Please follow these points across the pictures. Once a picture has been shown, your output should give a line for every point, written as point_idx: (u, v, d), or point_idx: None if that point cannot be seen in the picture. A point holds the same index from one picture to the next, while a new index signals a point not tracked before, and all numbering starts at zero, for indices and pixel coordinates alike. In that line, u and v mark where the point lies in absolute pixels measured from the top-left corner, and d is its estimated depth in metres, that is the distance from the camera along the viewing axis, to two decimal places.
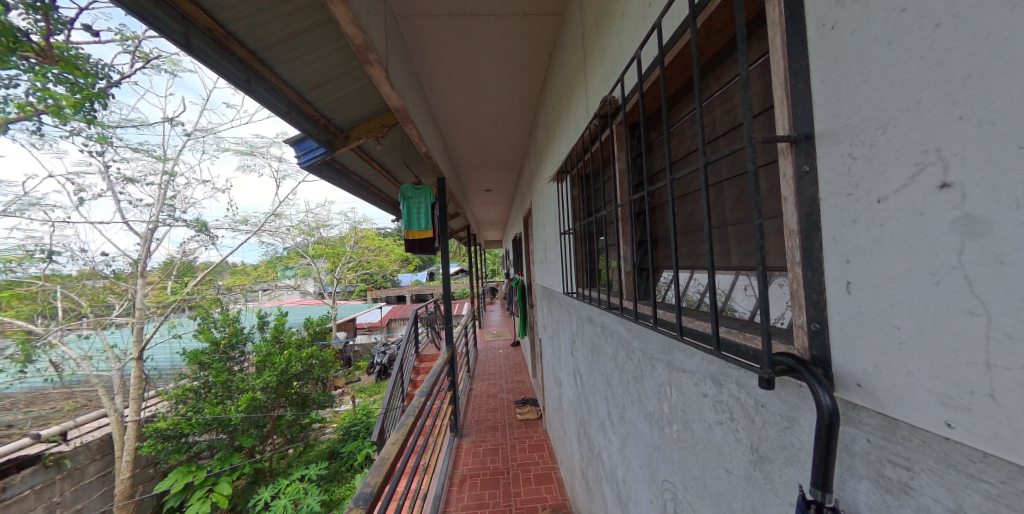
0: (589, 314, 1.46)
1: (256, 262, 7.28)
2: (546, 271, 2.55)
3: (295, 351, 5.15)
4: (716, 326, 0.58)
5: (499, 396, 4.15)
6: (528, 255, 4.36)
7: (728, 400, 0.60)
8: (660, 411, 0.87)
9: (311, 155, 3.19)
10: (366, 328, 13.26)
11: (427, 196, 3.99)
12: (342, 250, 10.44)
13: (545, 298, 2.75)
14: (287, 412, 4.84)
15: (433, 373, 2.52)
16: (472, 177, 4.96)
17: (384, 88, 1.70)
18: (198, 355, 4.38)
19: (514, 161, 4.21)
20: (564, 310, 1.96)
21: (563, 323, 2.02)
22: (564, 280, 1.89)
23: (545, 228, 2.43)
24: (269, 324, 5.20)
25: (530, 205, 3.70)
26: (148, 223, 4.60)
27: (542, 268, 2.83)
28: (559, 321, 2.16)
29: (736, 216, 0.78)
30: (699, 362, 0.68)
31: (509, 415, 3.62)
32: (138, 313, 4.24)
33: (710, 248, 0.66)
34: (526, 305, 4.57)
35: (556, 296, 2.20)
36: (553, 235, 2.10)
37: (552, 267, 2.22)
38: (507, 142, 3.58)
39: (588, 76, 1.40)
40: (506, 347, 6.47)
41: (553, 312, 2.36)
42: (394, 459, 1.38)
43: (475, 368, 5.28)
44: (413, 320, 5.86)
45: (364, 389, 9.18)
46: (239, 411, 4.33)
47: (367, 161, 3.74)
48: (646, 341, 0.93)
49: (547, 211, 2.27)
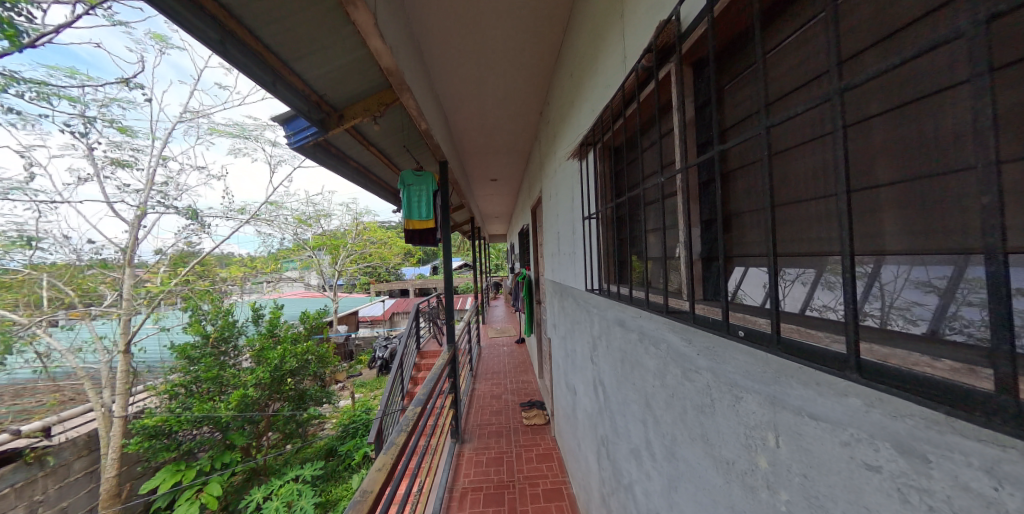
0: (619, 317, 1.21)
1: (255, 254, 7.09)
2: (559, 267, 2.29)
3: (290, 346, 4.92)
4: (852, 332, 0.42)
5: (503, 397, 3.91)
6: (536, 248, 4.12)
7: (952, 494, 0.31)
8: (747, 464, 0.60)
9: (302, 135, 2.95)
10: (368, 322, 13.17)
11: (429, 185, 3.73)
12: (343, 243, 10.25)
13: (556, 297, 2.50)
14: (282, 409, 4.67)
15: (432, 376, 2.29)
16: (476, 166, 4.72)
17: (373, 42, 1.42)
18: (186, 349, 4.15)
19: (521, 146, 3.94)
20: (582, 310, 1.71)
21: (581, 327, 1.75)
22: (584, 276, 1.64)
23: (559, 215, 2.18)
24: (263, 318, 4.97)
25: (540, 192, 3.47)
26: (136, 210, 4.34)
27: (554, 262, 2.57)
28: (576, 325, 1.89)
29: (860, 180, 0.55)
30: (859, 411, 0.41)
31: (514, 418, 3.37)
32: (124, 304, 4.01)
33: (844, 222, 0.43)
34: (533, 301, 4.32)
35: (572, 295, 1.92)
36: (571, 224, 1.85)
37: (569, 261, 1.96)
38: (514, 124, 3.35)
39: (625, 14, 1.09)
40: (509, 345, 6.24)
41: (567, 311, 2.11)
42: (380, 490, 1.13)
43: (476, 367, 5.04)
44: (414, 315, 5.64)
45: (364, 384, 8.99)
46: (229, 408, 4.11)
47: (364, 145, 3.49)
48: (717, 358, 0.67)
49: (564, 195, 1.98)
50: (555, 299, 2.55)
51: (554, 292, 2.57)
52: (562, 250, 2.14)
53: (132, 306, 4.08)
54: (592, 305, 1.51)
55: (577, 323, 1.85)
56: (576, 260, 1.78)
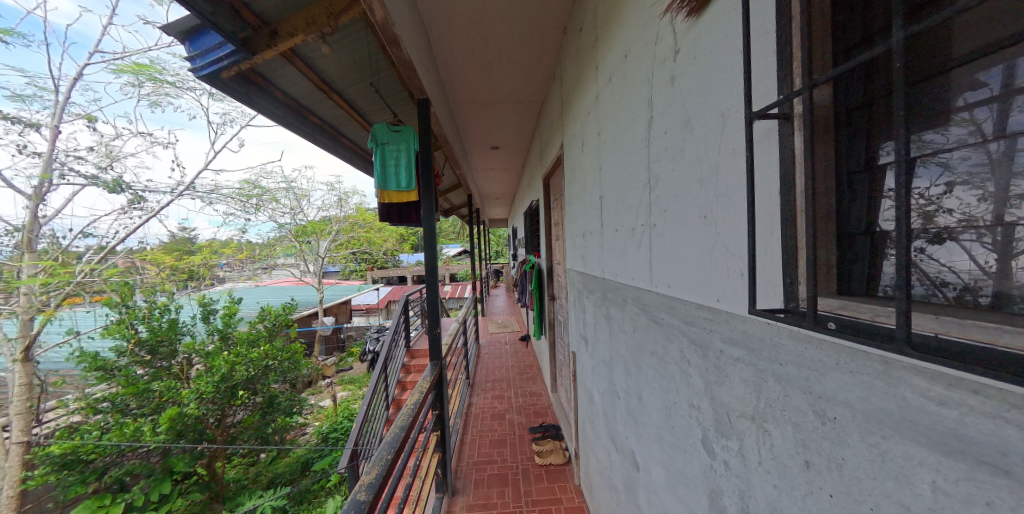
0: (960, 421, 0.33)
1: (223, 238, 6.25)
2: (608, 257, 1.41)
3: (246, 350, 4.08)
4: (906, 307, 0.34)
5: (509, 419, 3.10)
6: (546, 232, 3.29)
7: None
8: None
9: (212, 58, 1.98)
10: (363, 311, 12.52)
11: (408, 143, 2.83)
12: (329, 227, 9.36)
13: (597, 306, 1.61)
14: (241, 422, 3.92)
15: (401, 426, 1.49)
16: (472, 129, 3.83)
17: None
18: (96, 359, 3.23)
19: (531, 95, 3.03)
20: (691, 349, 0.83)
21: (680, 378, 0.89)
22: (701, 276, 0.77)
23: (614, 169, 1.31)
24: (216, 314, 4.15)
25: (556, 153, 2.63)
26: (36, 179, 3.38)
27: (589, 247, 1.73)
28: (655, 368, 1.03)
29: None
30: None
31: (522, 452, 2.59)
32: (21, 301, 3.15)
33: None
34: (543, 296, 3.50)
35: (650, 311, 1.05)
36: (658, 171, 0.95)
37: (642, 246, 1.08)
38: (524, 60, 2.49)
39: None
40: (512, 343, 5.46)
41: (629, 335, 1.24)
42: None
43: (475, 371, 4.28)
44: (402, 309, 4.84)
45: (352, 381, 8.29)
46: (160, 431, 3.27)
47: (316, 85, 2.56)
48: None
49: (630, 127, 1.13)
50: (593, 308, 1.69)
51: (591, 296, 1.71)
52: (622, 229, 1.25)
53: (29, 304, 3.18)
54: (744, 351, 0.64)
55: (663, 367, 0.98)
56: (673, 242, 0.89)
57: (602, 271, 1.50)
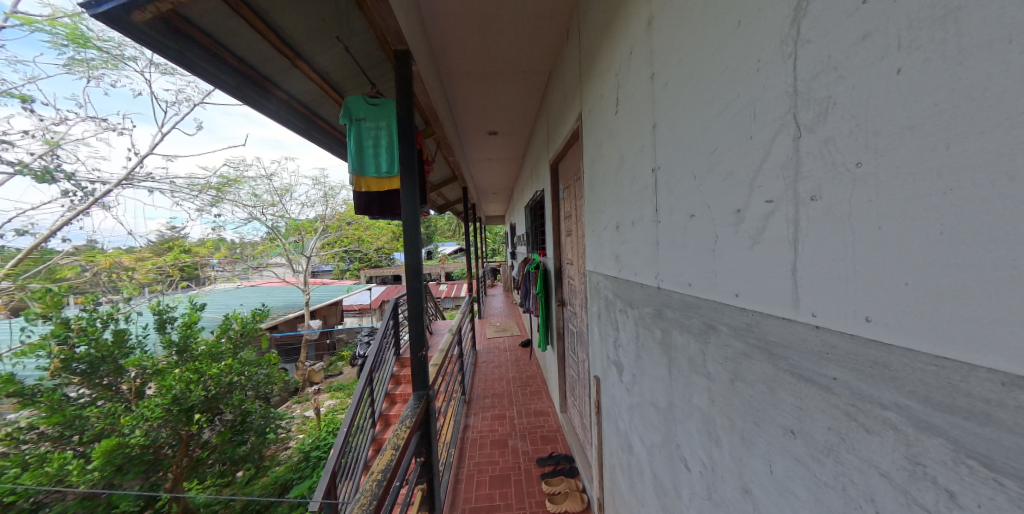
0: None
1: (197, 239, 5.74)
2: (673, 260, 0.96)
3: (208, 365, 3.58)
4: None
5: (512, 448, 2.67)
6: (554, 227, 2.84)
7: None
8: None
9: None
10: (355, 312, 12.03)
11: (390, 118, 2.39)
12: (315, 224, 8.81)
13: (645, 328, 1.16)
14: (204, 448, 3.44)
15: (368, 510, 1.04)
16: (468, 110, 3.36)
17: None
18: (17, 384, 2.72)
19: (537, 65, 2.58)
20: (948, 469, 0.38)
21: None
22: None
23: (692, 120, 0.84)
24: (174, 323, 3.64)
25: (571, 129, 2.17)
26: None
27: (628, 244, 1.27)
28: (797, 460, 0.58)
29: None
30: None
31: (529, 494, 2.16)
32: None
33: None
34: (550, 302, 3.05)
35: (786, 358, 0.59)
36: (830, 95, 0.49)
37: (766, 243, 0.62)
38: (532, 14, 2.03)
39: None
40: (512, 349, 5.02)
41: (720, 385, 0.78)
42: None
43: (473, 385, 3.83)
44: (391, 315, 4.37)
45: (341, 389, 7.83)
46: (91, 469, 2.74)
47: (274, 47, 2.05)
48: None
49: (739, 40, 0.67)
50: (636, 328, 1.24)
51: (633, 311, 1.25)
52: (708, 216, 0.79)
53: None
54: None
55: (823, 468, 0.53)
56: (885, 232, 0.43)
57: (658, 279, 1.04)
